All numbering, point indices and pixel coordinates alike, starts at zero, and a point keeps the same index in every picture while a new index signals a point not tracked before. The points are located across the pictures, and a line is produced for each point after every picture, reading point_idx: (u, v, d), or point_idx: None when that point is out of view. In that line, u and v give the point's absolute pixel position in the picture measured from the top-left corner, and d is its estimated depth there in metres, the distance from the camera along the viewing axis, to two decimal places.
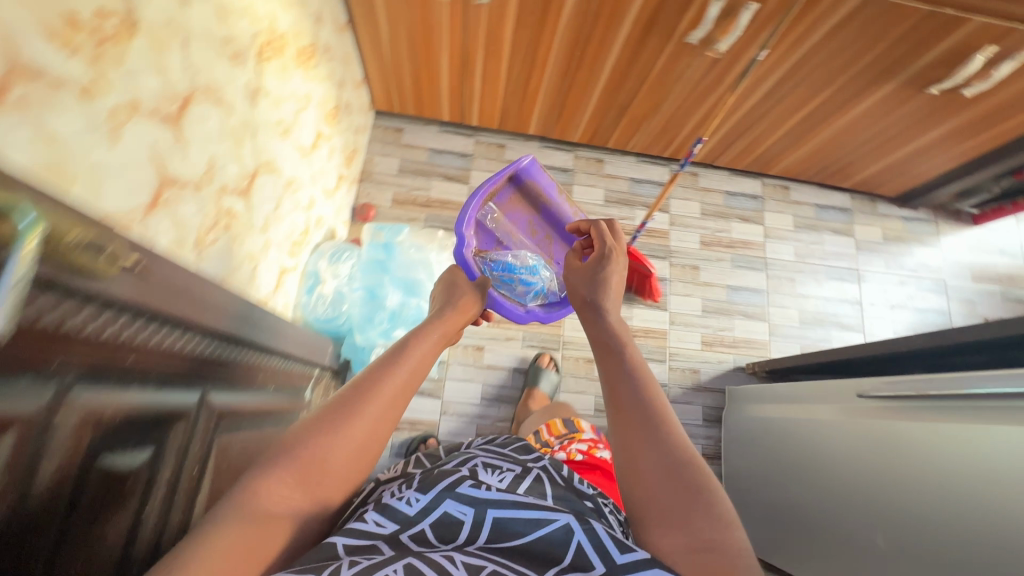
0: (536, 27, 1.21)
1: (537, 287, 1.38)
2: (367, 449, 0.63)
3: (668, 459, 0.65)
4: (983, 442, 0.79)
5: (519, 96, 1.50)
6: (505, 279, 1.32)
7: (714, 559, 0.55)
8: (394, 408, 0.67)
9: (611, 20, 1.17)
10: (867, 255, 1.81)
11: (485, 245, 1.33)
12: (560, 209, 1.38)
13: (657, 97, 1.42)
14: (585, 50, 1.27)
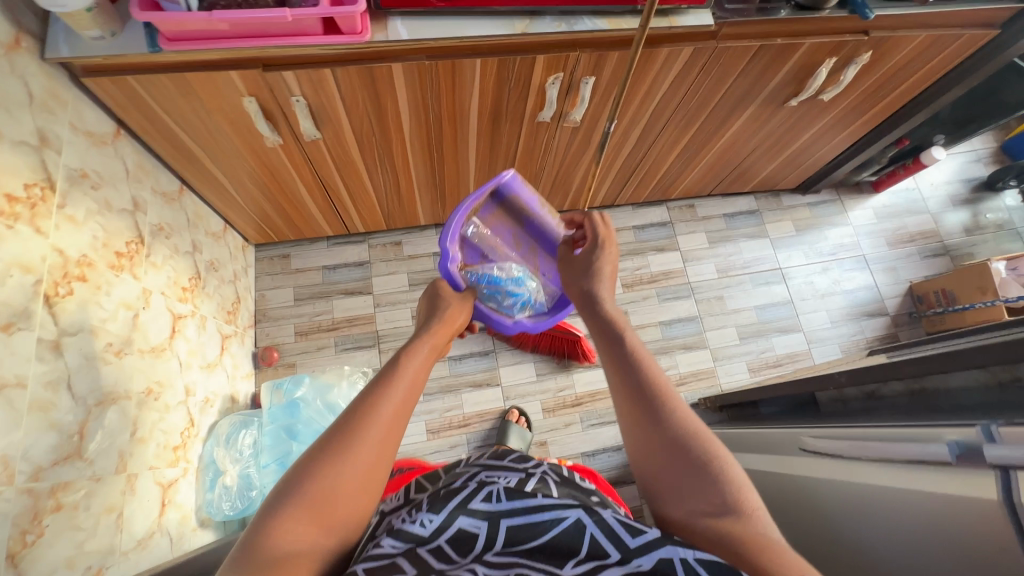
0: (383, 144, 1.15)
1: (528, 298, 1.24)
2: (378, 472, 0.58)
3: (679, 439, 0.61)
4: (896, 507, 0.73)
5: (396, 198, 1.43)
6: (494, 293, 1.18)
7: (727, 527, 0.54)
8: (395, 432, 0.61)
9: (456, 120, 1.12)
10: (785, 251, 1.80)
11: (471, 260, 1.17)
12: (548, 220, 1.20)
13: (533, 169, 1.37)
14: (442, 148, 1.21)
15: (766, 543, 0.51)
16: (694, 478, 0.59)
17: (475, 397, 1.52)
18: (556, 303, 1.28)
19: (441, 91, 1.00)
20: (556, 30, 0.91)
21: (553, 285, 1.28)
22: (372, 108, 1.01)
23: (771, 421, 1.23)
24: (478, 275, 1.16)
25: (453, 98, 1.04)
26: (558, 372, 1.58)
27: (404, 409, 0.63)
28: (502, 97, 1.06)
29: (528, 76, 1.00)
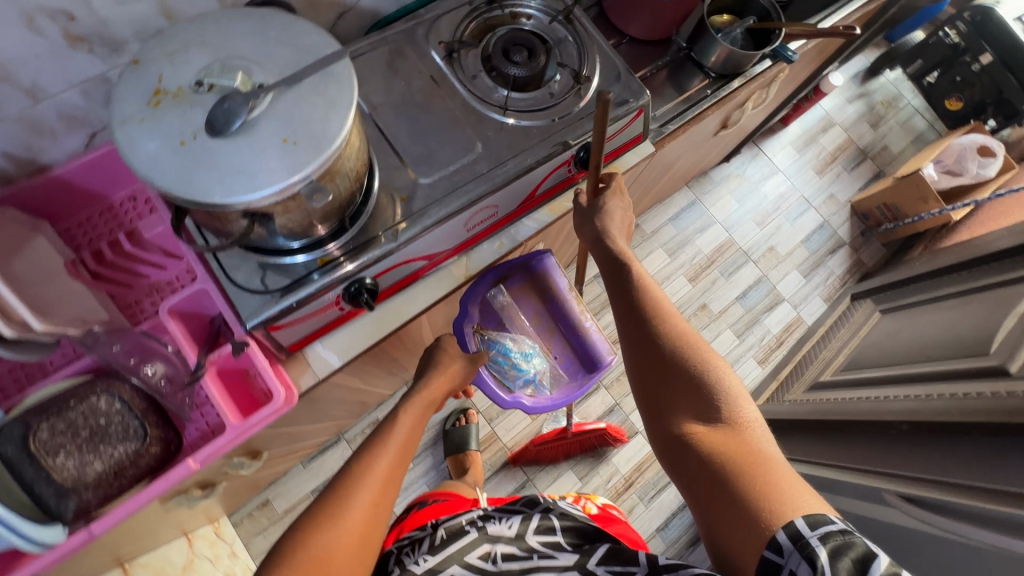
0: (337, 405, 0.95)
1: (535, 380, 1.04)
2: (372, 532, 0.61)
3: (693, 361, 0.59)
4: None
5: (361, 402, 1.23)
6: (501, 363, 1.01)
7: (722, 439, 0.53)
8: (387, 492, 0.64)
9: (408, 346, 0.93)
10: (737, 228, 1.77)
11: (485, 323, 1.03)
12: (575, 307, 1.05)
13: None
14: (398, 363, 1.03)
15: (766, 458, 0.50)
16: (694, 395, 0.57)
17: None
18: (562, 392, 1.05)
19: (388, 351, 0.81)
20: (500, 252, 0.74)
21: (563, 370, 1.07)
22: (316, 405, 0.81)
23: (829, 446, 1.23)
24: (489, 340, 1.01)
25: (403, 347, 0.86)
26: (596, 463, 1.50)
27: (397, 467, 0.67)
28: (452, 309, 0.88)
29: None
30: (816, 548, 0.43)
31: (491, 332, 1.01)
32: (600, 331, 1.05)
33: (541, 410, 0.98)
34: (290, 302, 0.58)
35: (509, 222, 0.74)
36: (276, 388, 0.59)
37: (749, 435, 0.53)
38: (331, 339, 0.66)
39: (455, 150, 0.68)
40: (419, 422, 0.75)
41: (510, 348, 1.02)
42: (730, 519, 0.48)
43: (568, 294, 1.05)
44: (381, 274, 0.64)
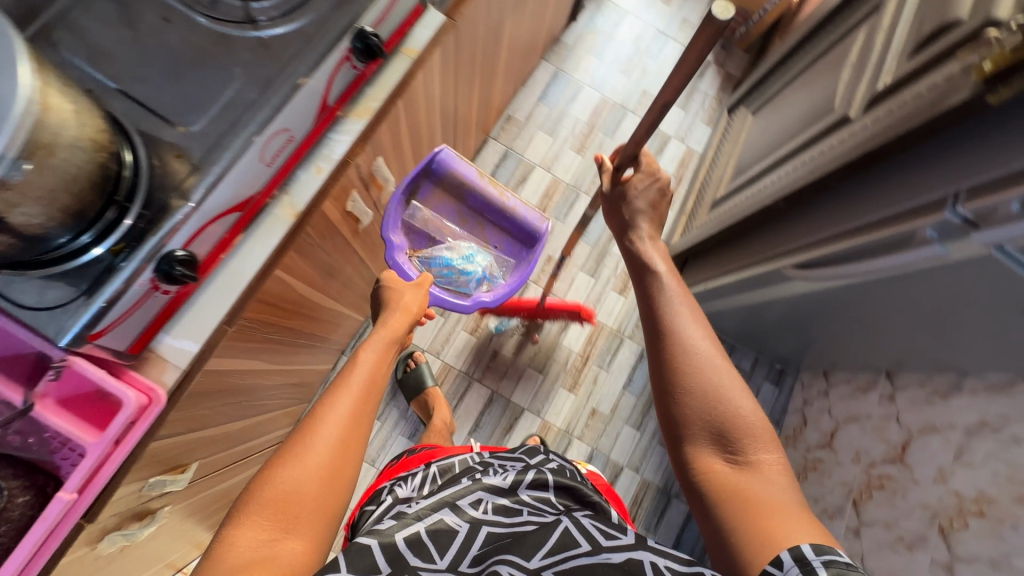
0: (251, 395, 0.92)
1: (486, 275, 1.15)
2: (339, 471, 0.67)
3: (727, 401, 0.70)
4: (943, 278, 0.78)
5: (299, 386, 1.21)
6: (449, 275, 1.11)
7: (743, 478, 0.67)
8: (352, 437, 0.70)
9: (298, 310, 0.89)
10: (606, 83, 1.74)
11: (418, 246, 1.13)
12: (492, 192, 1.15)
13: (380, 248, 1.17)
14: (303, 336, 1.01)
15: (783, 500, 0.64)
16: (718, 425, 0.70)
17: (517, 439, 1.49)
18: (513, 274, 1.20)
19: (268, 319, 0.78)
20: (322, 178, 0.70)
21: (507, 255, 1.23)
22: (216, 398, 0.78)
23: (738, 251, 1.29)
24: (428, 261, 1.11)
25: (290, 312, 0.85)
26: (550, 353, 1.55)
27: (358, 410, 0.73)
28: (320, 252, 0.84)
29: (327, 224, 0.79)
30: (816, 567, 0.54)
31: (427, 252, 1.12)
32: (523, 201, 1.15)
33: (504, 298, 1.09)
34: (98, 306, 0.53)
35: (317, 141, 0.69)
36: (122, 393, 0.55)
37: (766, 474, 0.67)
38: (176, 326, 0.62)
39: (218, 82, 0.61)
40: (379, 365, 0.80)
41: (450, 258, 1.12)
42: (742, 541, 0.61)
43: (482, 183, 1.14)
44: (192, 242, 0.59)
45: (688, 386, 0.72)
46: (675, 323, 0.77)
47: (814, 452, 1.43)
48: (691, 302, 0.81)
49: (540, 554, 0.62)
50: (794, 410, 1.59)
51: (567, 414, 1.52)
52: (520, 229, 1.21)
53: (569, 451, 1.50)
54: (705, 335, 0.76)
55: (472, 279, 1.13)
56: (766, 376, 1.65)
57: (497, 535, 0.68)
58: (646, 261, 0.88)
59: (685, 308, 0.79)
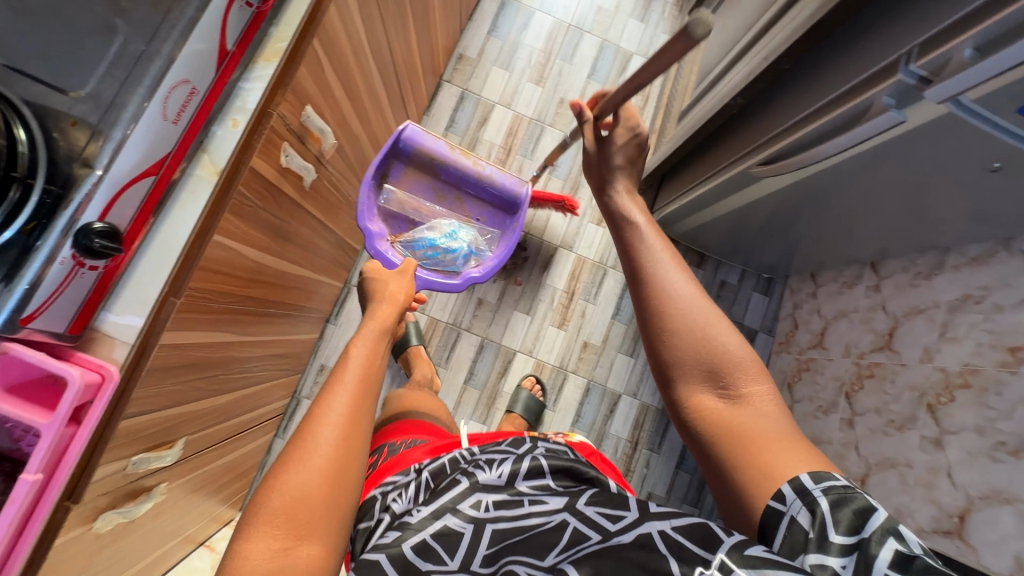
0: (232, 367, 0.93)
1: (472, 250, 1.20)
2: (345, 469, 0.65)
3: (713, 337, 0.61)
4: (905, 150, 0.75)
5: (286, 357, 1.22)
6: (434, 255, 1.17)
7: (739, 415, 0.59)
8: (355, 432, 0.69)
9: (257, 277, 0.88)
10: (558, 5, 1.65)
11: (400, 230, 1.18)
12: (464, 164, 1.20)
13: (340, 206, 1.14)
14: (272, 304, 1.00)
15: (782, 431, 0.57)
16: (705, 360, 0.60)
17: (513, 381, 1.51)
18: (497, 244, 1.24)
19: (223, 288, 0.78)
20: (240, 131, 0.68)
21: (490, 225, 1.27)
22: (189, 373, 0.78)
23: (708, 160, 1.25)
24: (413, 243, 1.17)
25: (247, 277, 0.84)
26: (535, 294, 1.54)
27: (354, 405, 0.71)
28: (265, 214, 0.82)
29: (264, 183, 0.77)
30: (818, 498, 0.49)
31: (409, 235, 1.17)
32: (497, 168, 1.19)
33: (492, 270, 1.13)
34: (23, 289, 0.51)
35: (228, 91, 0.67)
36: (66, 372, 0.55)
37: (758, 404, 0.59)
38: (117, 302, 0.62)
39: (99, 39, 0.57)
40: (372, 360, 0.80)
41: (434, 239, 1.18)
42: (741, 481, 0.55)
43: (453, 157, 1.19)
44: (108, 213, 0.57)
45: (671, 327, 0.62)
46: (654, 261, 0.66)
47: (807, 353, 1.43)
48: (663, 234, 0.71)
49: (553, 555, 0.52)
50: (786, 316, 1.58)
51: (560, 351, 1.53)
52: (498, 198, 1.25)
53: (566, 385, 1.52)
54: (683, 269, 0.66)
55: (458, 255, 1.18)
56: (755, 288, 1.62)
57: (503, 532, 0.57)
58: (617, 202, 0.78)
59: (658, 242, 0.69)
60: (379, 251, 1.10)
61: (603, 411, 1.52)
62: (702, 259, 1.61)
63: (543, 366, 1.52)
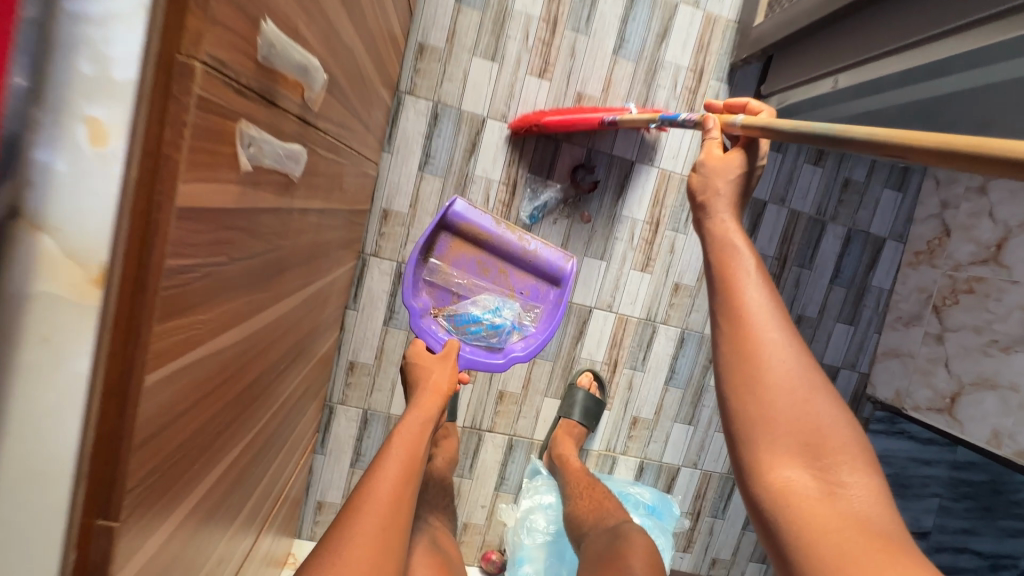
0: (243, 469, 0.63)
1: (516, 325, 1.01)
2: (381, 562, 0.64)
3: (804, 404, 0.56)
4: None
5: (309, 385, 0.90)
6: (477, 331, 0.99)
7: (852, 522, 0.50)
8: (393, 524, 0.68)
9: (248, 356, 0.54)
10: None
11: (441, 303, 1.01)
12: (510, 236, 1.01)
13: (342, 172, 0.71)
14: (278, 360, 0.66)
15: (901, 549, 0.48)
16: (795, 425, 0.55)
17: (592, 345, 1.20)
18: (548, 320, 1.02)
19: (215, 420, 0.49)
20: (104, 157, 0.29)
21: (534, 301, 1.05)
22: (206, 534, 0.55)
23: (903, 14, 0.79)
24: (455, 318, 0.99)
25: (233, 370, 0.49)
26: (609, 232, 1.16)
27: (399, 493, 0.71)
28: (247, 271, 0.45)
29: (228, 233, 0.39)
30: None
31: (451, 309, 1.00)
32: (545, 242, 1.01)
33: (538, 348, 0.98)
34: None
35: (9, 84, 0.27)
36: None
37: (863, 505, 0.52)
38: None
39: None
40: (417, 442, 0.80)
41: (478, 313, 0.99)
42: None
43: (501, 228, 1.01)
44: None
45: (764, 389, 0.57)
46: (742, 305, 0.61)
47: (966, 270, 1.13)
48: (772, 289, 0.63)
49: None
50: (926, 217, 1.23)
51: (646, 300, 1.20)
52: (551, 270, 1.03)
53: (656, 340, 1.22)
54: (794, 341, 0.59)
55: (504, 334, 1.00)
56: (887, 183, 1.25)
57: None
58: (730, 245, 0.66)
59: (768, 305, 0.61)
60: (420, 328, 0.96)
61: (701, 363, 1.25)
62: (821, 152, 1.21)
63: (626, 321, 1.20)
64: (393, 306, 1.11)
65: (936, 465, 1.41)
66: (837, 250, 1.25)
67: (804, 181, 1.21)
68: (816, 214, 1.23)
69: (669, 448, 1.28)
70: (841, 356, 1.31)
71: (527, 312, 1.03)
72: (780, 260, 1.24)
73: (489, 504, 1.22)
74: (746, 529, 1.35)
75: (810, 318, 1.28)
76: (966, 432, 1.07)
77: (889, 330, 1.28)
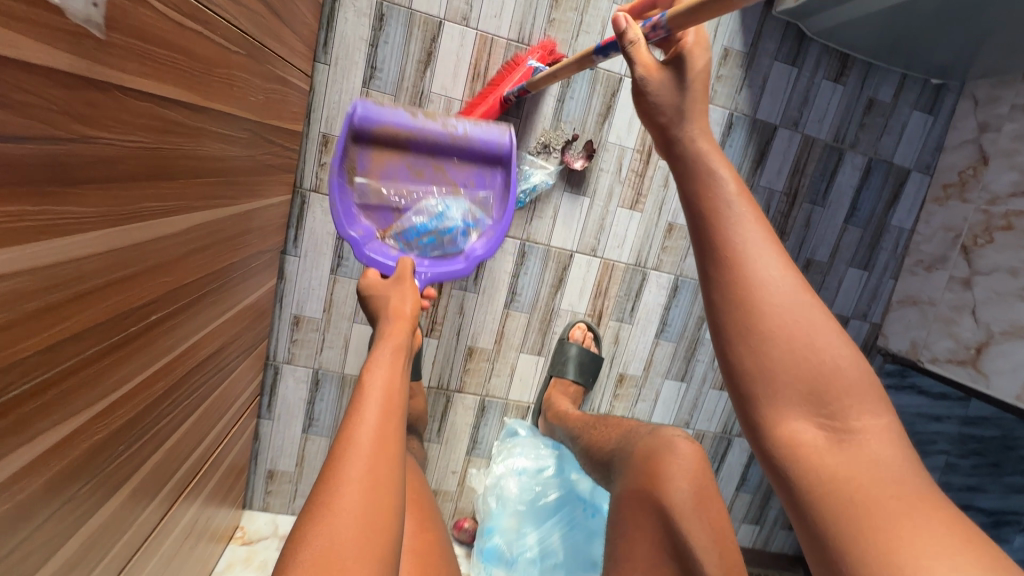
0: (125, 436, 0.50)
1: (470, 222, 0.83)
2: (382, 499, 0.51)
3: (817, 363, 0.43)
4: None
5: (230, 337, 0.75)
6: (430, 241, 0.81)
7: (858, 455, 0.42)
8: (381, 457, 0.54)
9: (86, 293, 0.39)
10: None
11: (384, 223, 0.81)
12: (434, 125, 0.78)
13: (232, 62, 0.54)
14: (159, 302, 0.50)
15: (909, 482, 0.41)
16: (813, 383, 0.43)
17: (574, 295, 1.06)
18: (502, 207, 0.84)
19: (14, 379, 0.34)
20: None
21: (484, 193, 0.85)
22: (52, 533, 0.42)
23: None
24: (404, 234, 0.81)
25: (38, 314, 0.34)
26: (593, 162, 0.99)
27: (386, 430, 0.57)
28: (4, 164, 0.29)
29: None
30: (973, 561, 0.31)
31: (396, 225, 0.81)
32: (474, 121, 0.79)
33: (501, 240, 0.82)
34: None
35: None
36: None
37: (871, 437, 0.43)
38: None
39: None
40: (393, 370, 0.64)
41: (423, 222, 0.81)
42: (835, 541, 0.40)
43: (421, 118, 0.78)
44: None
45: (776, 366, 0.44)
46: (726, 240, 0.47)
47: (1003, 204, 0.99)
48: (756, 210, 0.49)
49: None
50: (959, 143, 1.07)
51: (635, 243, 1.05)
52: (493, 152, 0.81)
53: (646, 288, 1.08)
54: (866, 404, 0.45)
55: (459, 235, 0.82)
56: (917, 103, 1.07)
57: None
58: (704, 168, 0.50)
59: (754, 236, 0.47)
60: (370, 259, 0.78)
61: (696, 314, 1.11)
62: (843, 66, 1.03)
63: (613, 267, 1.05)
64: (342, 251, 0.96)
65: (945, 421, 1.29)
66: (855, 184, 1.09)
67: (822, 102, 1.04)
68: (833, 141, 1.06)
69: (659, 407, 1.16)
70: (851, 304, 1.16)
71: (477, 205, 0.84)
72: (790, 196, 1.08)
73: (460, 470, 1.11)
74: (740, 491, 1.25)
75: (820, 262, 1.13)
76: (991, 387, 0.95)
77: (907, 275, 1.14)
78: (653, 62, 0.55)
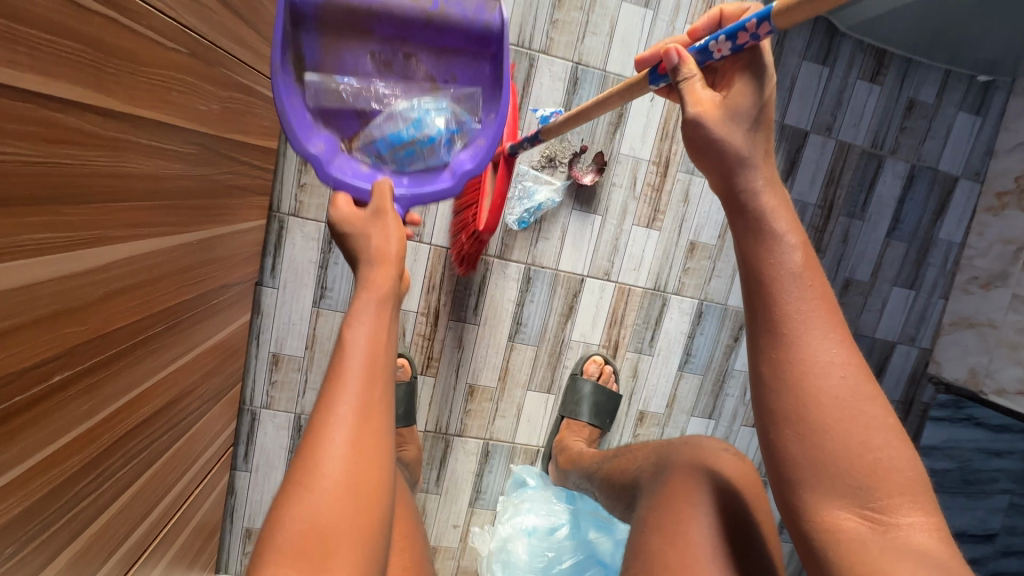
0: (19, 527, 0.39)
1: (456, 125, 0.60)
2: (364, 476, 0.38)
3: (863, 432, 0.34)
4: None
5: (189, 382, 0.65)
6: (408, 154, 0.59)
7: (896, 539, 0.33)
8: (364, 420, 0.40)
9: None
10: None
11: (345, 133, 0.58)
12: None
13: (168, 59, 0.45)
14: (68, 355, 0.40)
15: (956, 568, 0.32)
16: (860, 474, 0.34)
17: (586, 325, 0.95)
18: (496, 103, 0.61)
19: None
20: None
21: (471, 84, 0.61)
22: None
23: None
24: (372, 146, 0.58)
25: None
26: (604, 176, 0.89)
27: (375, 384, 0.41)
28: None
29: None
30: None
31: (361, 133, 0.58)
32: None
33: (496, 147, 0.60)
34: None
35: None
36: None
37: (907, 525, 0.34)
38: None
39: None
40: (382, 299, 0.45)
41: (398, 130, 0.58)
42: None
43: None
44: None
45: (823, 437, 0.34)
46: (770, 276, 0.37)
47: None
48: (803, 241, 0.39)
49: None
50: (1012, 147, 0.96)
51: (653, 265, 0.94)
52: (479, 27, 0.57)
53: (666, 316, 0.96)
54: None
55: (444, 143, 0.60)
56: (963, 103, 0.96)
57: None
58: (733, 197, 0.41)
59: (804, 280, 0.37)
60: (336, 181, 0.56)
61: (723, 343, 0.99)
62: (880, 65, 0.93)
63: (630, 293, 0.94)
64: (324, 281, 0.85)
65: None
66: (896, 194, 0.98)
67: (857, 104, 0.93)
68: (871, 147, 0.95)
69: None
70: (898, 328, 1.04)
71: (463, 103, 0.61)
72: (825, 209, 0.96)
73: (463, 525, 0.98)
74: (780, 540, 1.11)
75: (860, 282, 1.01)
76: None
77: (960, 295, 1.02)
78: (712, 98, 0.41)
